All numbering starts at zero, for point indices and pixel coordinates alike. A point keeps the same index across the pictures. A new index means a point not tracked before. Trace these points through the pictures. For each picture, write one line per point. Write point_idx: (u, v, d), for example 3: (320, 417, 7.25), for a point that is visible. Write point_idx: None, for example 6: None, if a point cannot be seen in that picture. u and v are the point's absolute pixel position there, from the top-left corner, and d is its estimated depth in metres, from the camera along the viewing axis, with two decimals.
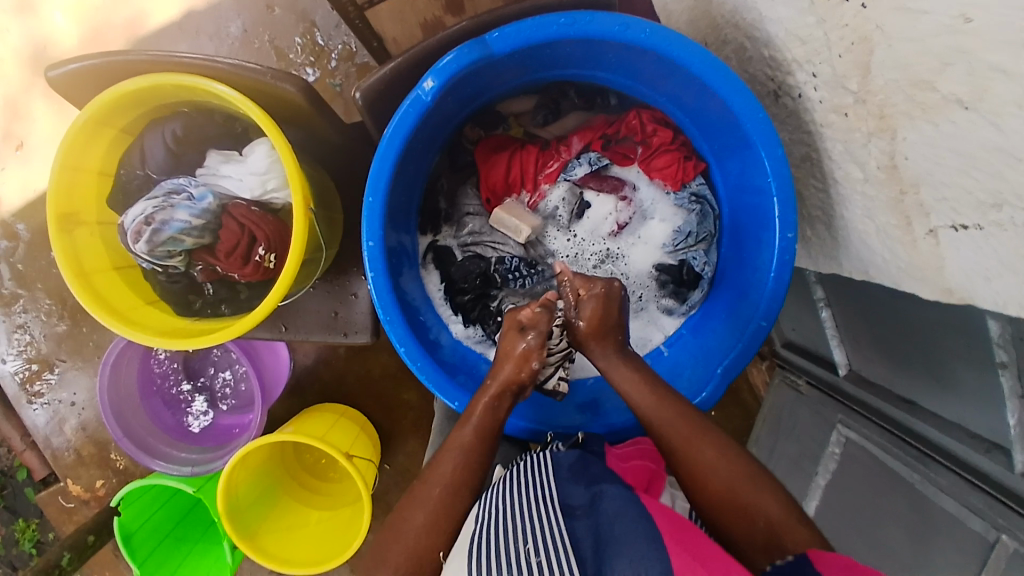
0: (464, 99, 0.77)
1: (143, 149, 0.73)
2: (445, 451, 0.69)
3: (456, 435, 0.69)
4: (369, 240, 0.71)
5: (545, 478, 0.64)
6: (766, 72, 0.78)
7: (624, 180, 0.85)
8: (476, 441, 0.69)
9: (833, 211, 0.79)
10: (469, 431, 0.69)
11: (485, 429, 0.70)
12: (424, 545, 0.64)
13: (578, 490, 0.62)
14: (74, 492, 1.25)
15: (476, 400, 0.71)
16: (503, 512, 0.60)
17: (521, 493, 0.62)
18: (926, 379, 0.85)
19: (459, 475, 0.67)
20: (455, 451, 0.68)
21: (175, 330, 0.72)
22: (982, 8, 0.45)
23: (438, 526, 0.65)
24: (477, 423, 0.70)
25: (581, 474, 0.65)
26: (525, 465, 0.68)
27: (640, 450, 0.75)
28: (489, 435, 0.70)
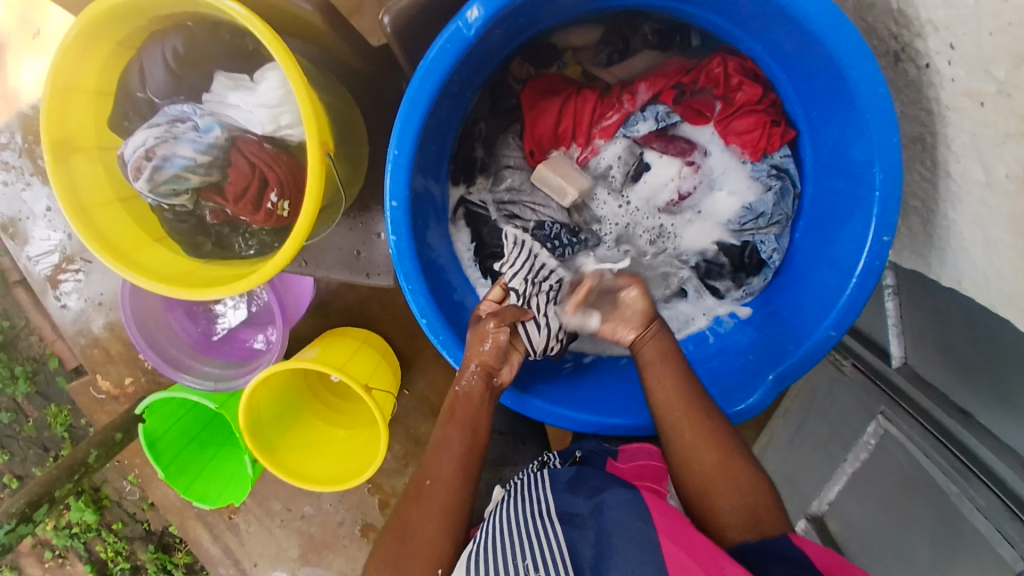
0: (513, 31, 0.65)
1: (142, 69, 0.63)
2: (433, 452, 0.61)
3: (442, 435, 0.61)
4: (392, 200, 0.62)
5: (541, 490, 0.59)
6: (889, 27, 0.63)
7: (694, 143, 0.73)
8: (465, 440, 0.61)
9: (935, 205, 0.67)
10: (450, 426, 0.61)
11: (471, 419, 0.62)
12: (428, 550, 0.55)
13: (577, 501, 0.56)
14: (103, 387, 1.28)
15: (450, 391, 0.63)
16: (497, 523, 0.55)
17: (518, 507, 0.56)
18: (986, 394, 0.77)
19: (457, 477, 0.59)
20: (443, 453, 0.60)
21: (183, 274, 0.66)
22: None
23: (446, 527, 0.56)
24: (463, 421, 0.62)
25: (580, 485, 0.59)
26: (522, 482, 0.62)
27: (642, 467, 0.68)
28: (477, 433, 0.62)
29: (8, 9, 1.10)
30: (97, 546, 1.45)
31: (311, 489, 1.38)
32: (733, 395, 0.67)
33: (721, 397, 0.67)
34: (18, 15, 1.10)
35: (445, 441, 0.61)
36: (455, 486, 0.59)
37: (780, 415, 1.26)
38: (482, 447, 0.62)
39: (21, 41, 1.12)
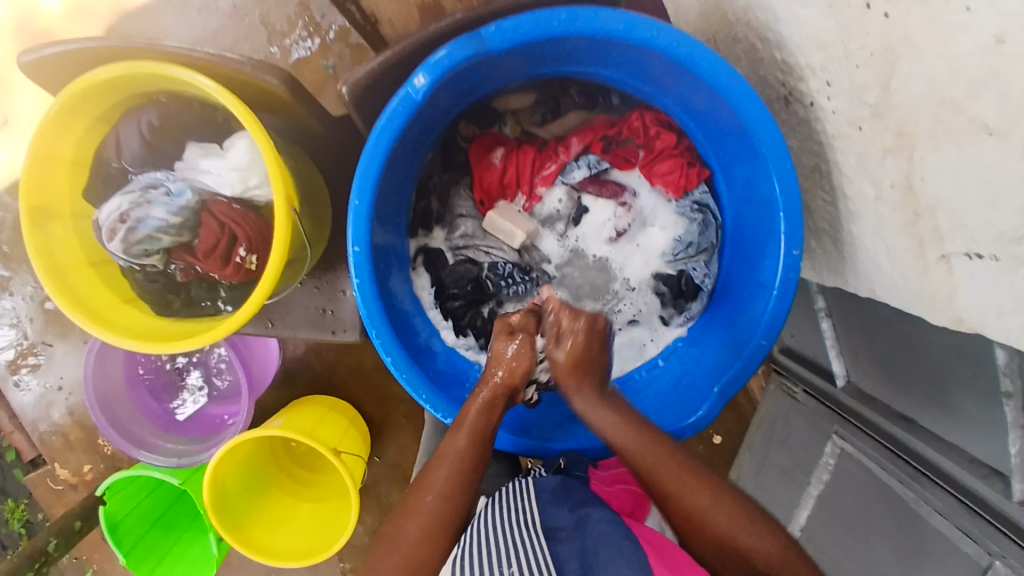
0: (458, 94, 0.73)
1: (119, 140, 0.70)
2: (435, 462, 0.64)
3: (449, 442, 0.65)
4: (354, 245, 0.67)
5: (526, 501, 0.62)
6: (777, 76, 0.74)
7: (624, 186, 0.82)
8: (469, 451, 0.64)
9: (840, 225, 0.76)
10: (463, 437, 0.65)
11: (480, 434, 0.65)
12: (421, 555, 0.59)
13: (561, 514, 0.61)
14: (62, 475, 1.24)
15: (471, 402, 0.67)
16: (484, 528, 0.58)
17: (501, 516, 0.60)
18: (923, 397, 0.82)
19: (453, 488, 0.63)
20: (448, 461, 0.64)
21: (153, 330, 0.69)
22: (1018, 31, 0.42)
23: (437, 538, 0.60)
24: (470, 431, 0.65)
25: (563, 498, 0.65)
26: (511, 491, 0.66)
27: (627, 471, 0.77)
28: (483, 441, 0.65)
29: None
30: None
31: (281, 573, 1.32)
32: (685, 410, 0.73)
33: (678, 413, 0.73)
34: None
35: (450, 450, 0.64)
36: (450, 499, 0.62)
37: (743, 450, 1.29)
38: (486, 458, 0.65)
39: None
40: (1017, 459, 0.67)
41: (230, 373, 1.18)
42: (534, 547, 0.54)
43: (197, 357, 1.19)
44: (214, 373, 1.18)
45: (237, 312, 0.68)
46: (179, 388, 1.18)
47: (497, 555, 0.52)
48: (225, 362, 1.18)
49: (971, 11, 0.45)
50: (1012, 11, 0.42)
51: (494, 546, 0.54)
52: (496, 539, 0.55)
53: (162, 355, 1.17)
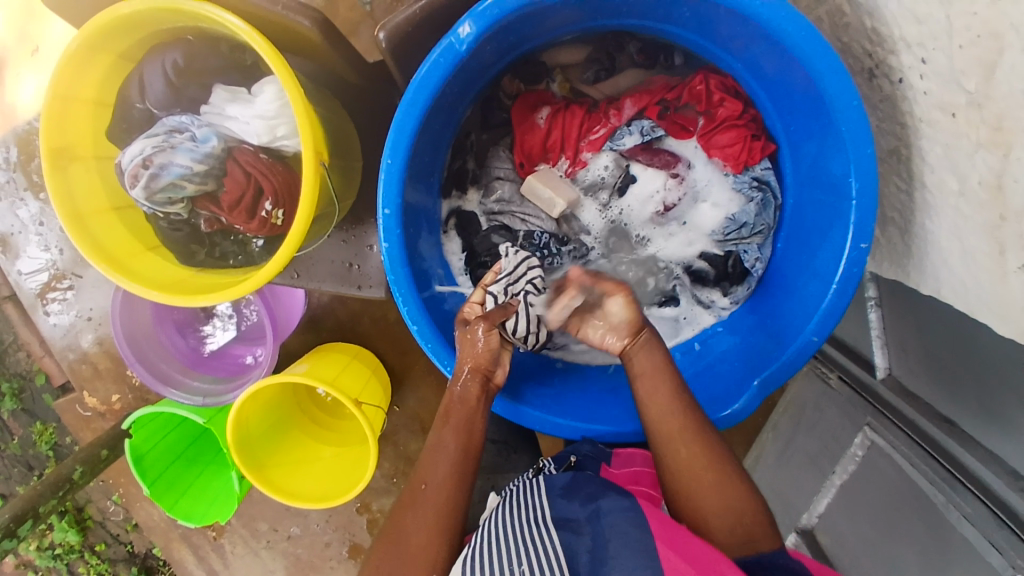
0: (504, 48, 0.67)
1: (142, 80, 0.65)
2: (427, 456, 0.61)
3: (436, 440, 0.62)
4: (385, 207, 0.63)
5: (534, 492, 0.58)
6: (864, 46, 0.66)
7: (679, 156, 0.75)
8: (460, 445, 0.62)
9: (912, 216, 0.69)
10: (448, 432, 0.62)
11: (464, 425, 0.63)
12: (423, 553, 0.56)
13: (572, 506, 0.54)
14: (90, 403, 1.26)
15: (447, 393, 0.64)
16: (499, 520, 0.55)
17: (514, 508, 0.56)
18: (971, 405, 0.78)
19: (452, 480, 0.60)
20: (440, 456, 0.61)
21: (174, 281, 0.67)
22: None
23: (440, 529, 0.57)
24: (457, 425, 0.63)
25: (573, 491, 0.57)
26: (519, 488, 0.61)
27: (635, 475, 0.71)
28: (472, 433, 0.63)
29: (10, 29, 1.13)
30: (80, 568, 1.43)
31: (299, 510, 1.36)
32: (721, 400, 0.69)
33: (712, 399, 0.70)
34: (18, 33, 1.13)
35: (439, 446, 0.61)
36: (445, 492, 0.59)
37: (767, 431, 1.27)
38: (477, 445, 0.63)
39: (17, 57, 1.14)
40: None
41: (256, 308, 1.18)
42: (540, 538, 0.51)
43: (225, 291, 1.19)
44: (243, 305, 1.18)
45: (262, 268, 0.65)
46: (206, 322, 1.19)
47: (506, 556, 0.50)
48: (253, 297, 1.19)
49: None
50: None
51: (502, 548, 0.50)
52: (505, 537, 0.51)
53: None
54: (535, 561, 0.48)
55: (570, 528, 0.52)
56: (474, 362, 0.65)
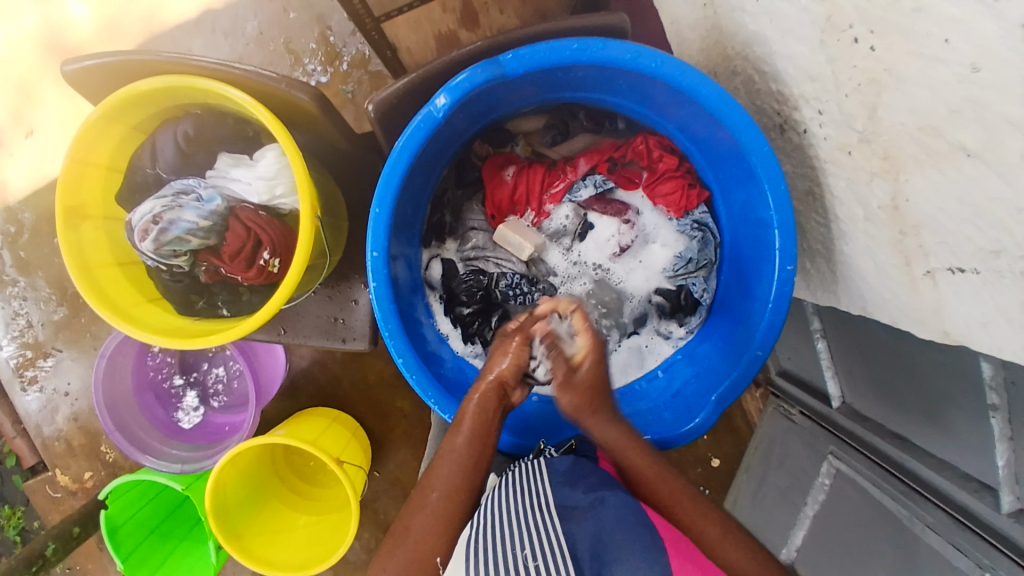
0: (475, 116, 0.78)
1: (154, 148, 0.74)
2: (438, 462, 0.66)
3: (448, 444, 0.67)
4: (373, 250, 0.71)
5: (539, 481, 0.63)
6: (773, 106, 0.79)
7: (628, 205, 0.86)
8: (470, 452, 0.66)
9: (832, 246, 0.80)
10: (462, 438, 0.66)
11: (478, 433, 0.67)
12: (425, 551, 0.61)
13: (576, 495, 0.61)
14: (63, 482, 1.25)
15: (466, 404, 0.69)
16: (503, 507, 0.58)
17: (517, 497, 0.60)
18: (917, 416, 0.85)
19: (458, 487, 0.64)
20: (449, 462, 0.65)
21: (174, 327, 0.73)
22: (992, 62, 0.46)
23: (445, 530, 0.62)
24: (471, 432, 0.67)
25: (575, 480, 0.64)
26: (519, 472, 0.66)
27: None
28: (485, 440, 0.67)
29: (7, 111, 1.20)
30: None
31: None
32: (685, 416, 0.76)
33: (679, 416, 0.77)
34: (14, 116, 1.20)
35: (450, 451, 0.66)
36: (450, 498, 0.63)
37: (740, 473, 1.32)
38: (487, 455, 0.67)
39: (11, 137, 1.20)
40: (1005, 472, 0.69)
41: (233, 381, 1.21)
42: (547, 531, 0.54)
43: (195, 375, 1.21)
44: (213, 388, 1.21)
45: (256, 316, 0.71)
46: (177, 403, 1.19)
47: (510, 539, 0.53)
48: (223, 382, 1.21)
49: (948, 42, 0.49)
50: (988, 43, 0.45)
51: (506, 526, 0.55)
52: (508, 519, 0.56)
53: (170, 369, 1.19)
54: (540, 544, 0.52)
55: (562, 522, 0.56)
56: (500, 373, 0.70)
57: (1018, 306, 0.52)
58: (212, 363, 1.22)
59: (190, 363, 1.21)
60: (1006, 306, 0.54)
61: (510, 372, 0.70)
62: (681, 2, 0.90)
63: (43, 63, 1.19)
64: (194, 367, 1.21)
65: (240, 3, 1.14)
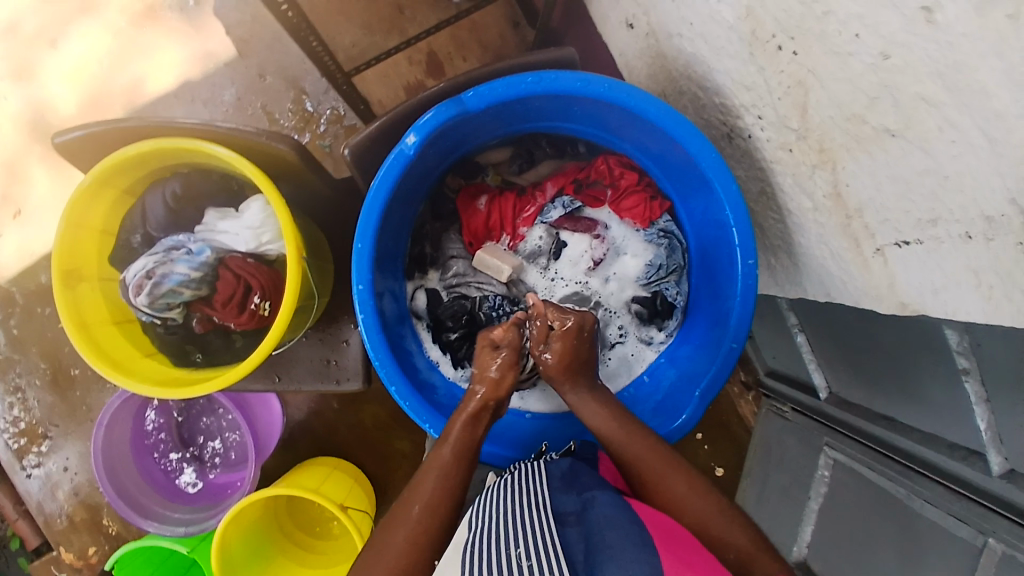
0: (445, 151, 0.84)
1: (144, 209, 0.79)
2: (422, 474, 0.68)
3: (435, 455, 0.70)
4: (359, 283, 0.75)
5: (537, 483, 0.65)
6: (718, 117, 0.86)
7: (596, 221, 0.90)
8: (454, 462, 0.69)
9: (791, 240, 0.85)
10: (448, 450, 0.70)
11: (463, 447, 0.71)
12: (406, 564, 0.61)
13: (569, 499, 0.62)
14: (66, 560, 1.24)
15: (454, 420, 0.73)
16: (504, 507, 0.60)
17: (517, 497, 0.62)
18: (897, 392, 0.88)
19: (439, 499, 0.66)
20: (433, 472, 0.68)
21: (172, 378, 0.75)
22: (898, 47, 0.51)
23: (418, 547, 0.62)
24: (457, 441, 0.71)
25: (571, 483, 0.66)
26: (520, 473, 0.69)
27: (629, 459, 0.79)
28: (469, 451, 0.71)
29: None
30: None
31: None
32: (672, 414, 0.79)
33: (666, 415, 0.80)
34: (2, 197, 1.24)
35: (436, 459, 0.69)
36: (435, 506, 0.66)
37: (744, 478, 1.33)
38: (471, 470, 0.70)
39: (0, 219, 1.24)
40: (988, 434, 0.72)
41: (230, 452, 1.21)
42: (544, 529, 0.55)
43: (193, 449, 1.21)
44: (212, 461, 1.20)
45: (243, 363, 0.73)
46: (176, 476, 1.19)
47: (511, 537, 0.54)
48: (220, 454, 1.21)
49: (859, 37, 0.55)
50: (891, 32, 0.51)
51: (507, 522, 0.57)
52: (504, 518, 0.58)
53: (168, 444, 1.19)
54: (535, 538, 0.54)
55: (563, 521, 0.58)
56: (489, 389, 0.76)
57: (960, 265, 0.57)
58: (209, 436, 1.21)
59: (189, 438, 1.21)
60: (950, 269, 0.58)
61: (494, 395, 0.76)
62: (625, 34, 0.98)
63: (29, 146, 1.24)
64: (192, 442, 1.21)
65: (217, 72, 1.22)
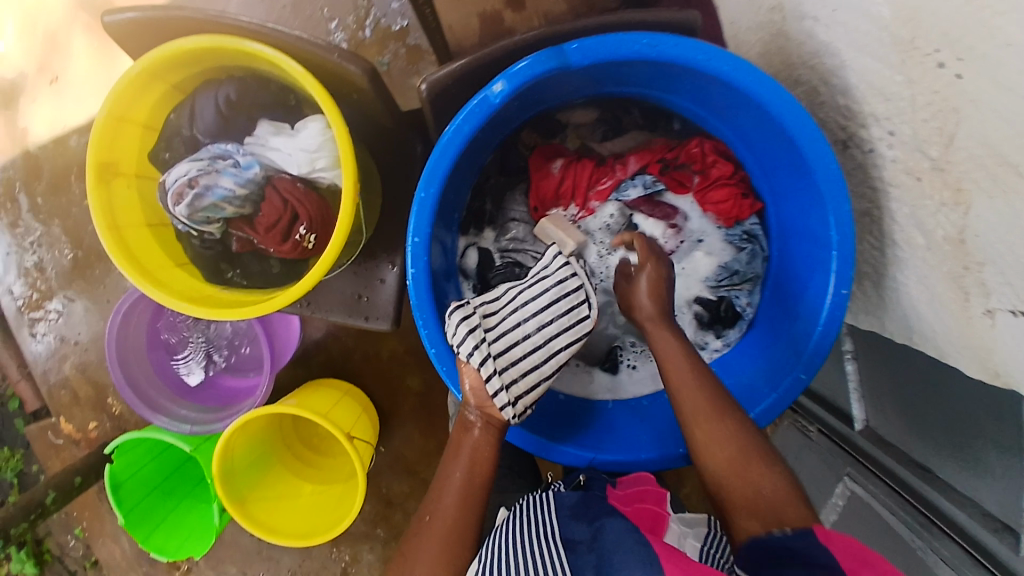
0: (526, 104, 0.75)
1: (193, 109, 0.71)
2: (437, 491, 0.67)
3: (447, 474, 0.67)
4: (415, 236, 0.69)
5: (544, 514, 0.65)
6: (838, 120, 0.76)
7: (677, 209, 0.82)
8: (467, 480, 0.66)
9: (884, 270, 0.78)
10: (458, 468, 0.66)
11: (476, 464, 0.67)
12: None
13: (580, 528, 0.61)
14: (66, 430, 1.24)
15: (461, 438, 0.68)
16: (512, 544, 0.60)
17: (525, 533, 0.62)
18: (943, 445, 0.84)
19: (458, 513, 0.65)
20: (449, 488, 0.66)
21: (203, 296, 0.70)
22: None
23: (445, 562, 0.62)
24: (464, 459, 0.67)
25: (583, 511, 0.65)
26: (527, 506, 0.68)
27: (641, 492, 0.73)
28: (478, 466, 0.67)
29: (34, 59, 1.18)
30: None
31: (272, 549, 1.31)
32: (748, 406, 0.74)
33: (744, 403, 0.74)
34: (42, 63, 1.17)
35: (446, 476, 0.66)
36: (456, 516, 0.65)
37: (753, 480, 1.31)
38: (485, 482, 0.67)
39: (37, 85, 1.18)
40: None
41: (238, 342, 1.20)
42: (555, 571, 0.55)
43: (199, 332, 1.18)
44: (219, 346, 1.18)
45: (290, 289, 0.67)
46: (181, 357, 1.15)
47: None
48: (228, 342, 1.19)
49: None
50: None
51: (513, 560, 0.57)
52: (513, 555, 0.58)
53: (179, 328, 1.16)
54: None
55: None
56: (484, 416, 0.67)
57: None
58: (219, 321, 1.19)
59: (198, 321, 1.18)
60: None
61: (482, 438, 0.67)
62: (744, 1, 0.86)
63: (75, 13, 1.15)
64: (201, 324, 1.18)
65: None
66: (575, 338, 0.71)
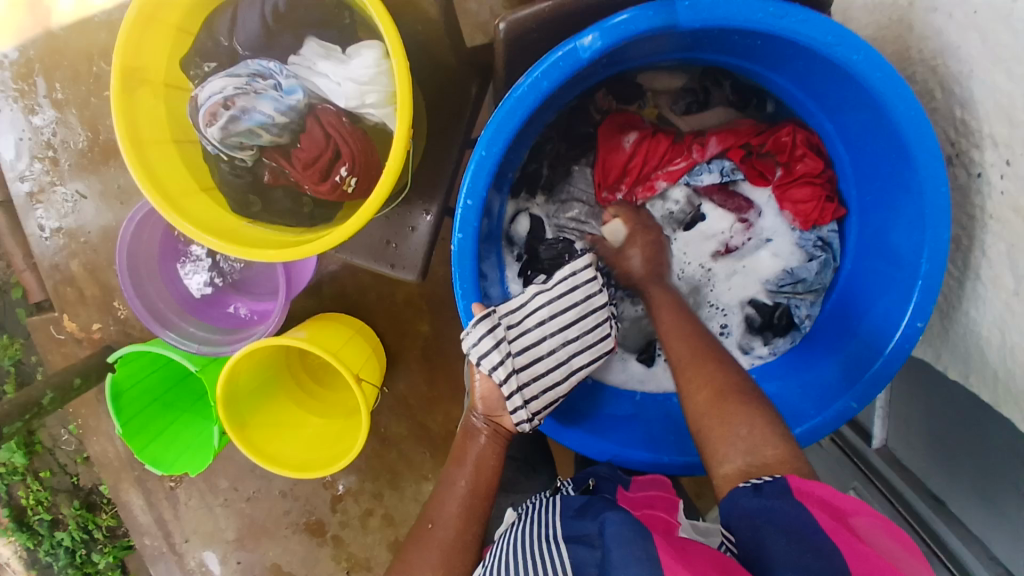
0: (610, 62, 0.69)
1: (235, 17, 0.63)
2: (439, 496, 0.68)
3: (451, 483, 0.68)
4: (468, 198, 0.62)
5: (551, 515, 0.63)
6: (947, 133, 0.68)
7: (751, 203, 0.79)
8: (473, 489, 0.68)
9: (957, 303, 0.72)
10: (466, 473, 0.68)
11: (480, 474, 0.69)
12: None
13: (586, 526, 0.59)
14: (68, 328, 1.20)
15: (472, 443, 0.70)
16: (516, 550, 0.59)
17: (531, 537, 0.60)
18: (965, 484, 0.75)
19: (461, 519, 0.66)
20: (455, 496, 0.67)
21: (229, 231, 0.63)
22: None
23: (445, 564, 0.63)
24: (469, 465, 0.69)
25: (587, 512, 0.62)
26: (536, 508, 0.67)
27: (649, 498, 0.70)
28: (483, 470, 0.69)
29: None
30: (19, 492, 1.32)
31: (266, 472, 1.29)
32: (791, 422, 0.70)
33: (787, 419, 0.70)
34: None
35: (450, 484, 0.68)
36: (458, 528, 0.66)
37: None
38: (488, 485, 0.69)
39: None
40: None
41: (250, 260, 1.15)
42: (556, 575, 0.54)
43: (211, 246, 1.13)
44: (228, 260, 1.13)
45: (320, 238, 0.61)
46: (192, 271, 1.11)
47: None
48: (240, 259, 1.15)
49: None
50: None
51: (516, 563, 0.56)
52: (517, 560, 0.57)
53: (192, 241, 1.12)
54: None
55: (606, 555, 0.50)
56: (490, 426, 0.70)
57: None
58: None
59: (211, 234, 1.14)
60: None
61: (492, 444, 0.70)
62: None
63: None
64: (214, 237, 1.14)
65: None
66: (595, 354, 0.70)
